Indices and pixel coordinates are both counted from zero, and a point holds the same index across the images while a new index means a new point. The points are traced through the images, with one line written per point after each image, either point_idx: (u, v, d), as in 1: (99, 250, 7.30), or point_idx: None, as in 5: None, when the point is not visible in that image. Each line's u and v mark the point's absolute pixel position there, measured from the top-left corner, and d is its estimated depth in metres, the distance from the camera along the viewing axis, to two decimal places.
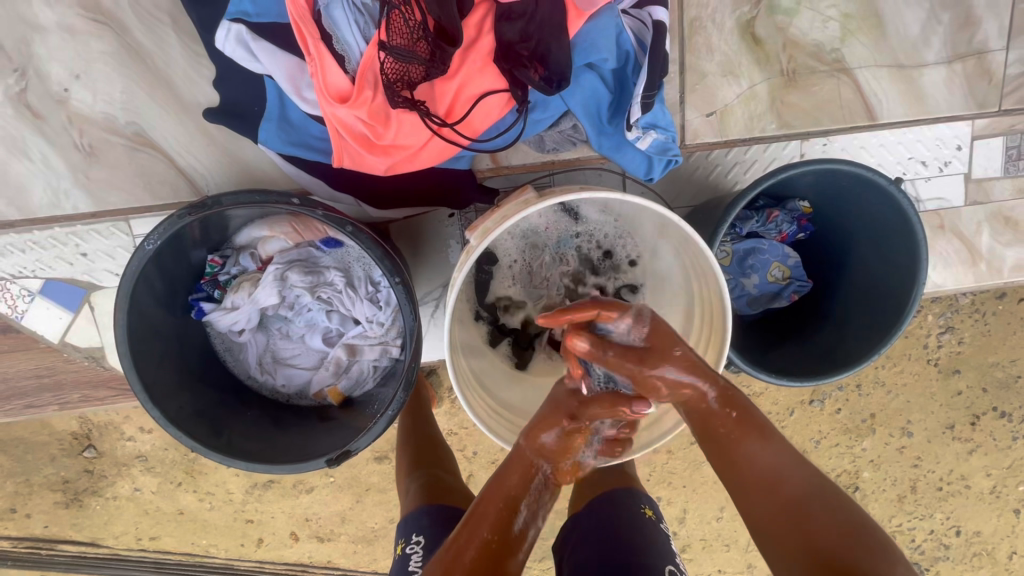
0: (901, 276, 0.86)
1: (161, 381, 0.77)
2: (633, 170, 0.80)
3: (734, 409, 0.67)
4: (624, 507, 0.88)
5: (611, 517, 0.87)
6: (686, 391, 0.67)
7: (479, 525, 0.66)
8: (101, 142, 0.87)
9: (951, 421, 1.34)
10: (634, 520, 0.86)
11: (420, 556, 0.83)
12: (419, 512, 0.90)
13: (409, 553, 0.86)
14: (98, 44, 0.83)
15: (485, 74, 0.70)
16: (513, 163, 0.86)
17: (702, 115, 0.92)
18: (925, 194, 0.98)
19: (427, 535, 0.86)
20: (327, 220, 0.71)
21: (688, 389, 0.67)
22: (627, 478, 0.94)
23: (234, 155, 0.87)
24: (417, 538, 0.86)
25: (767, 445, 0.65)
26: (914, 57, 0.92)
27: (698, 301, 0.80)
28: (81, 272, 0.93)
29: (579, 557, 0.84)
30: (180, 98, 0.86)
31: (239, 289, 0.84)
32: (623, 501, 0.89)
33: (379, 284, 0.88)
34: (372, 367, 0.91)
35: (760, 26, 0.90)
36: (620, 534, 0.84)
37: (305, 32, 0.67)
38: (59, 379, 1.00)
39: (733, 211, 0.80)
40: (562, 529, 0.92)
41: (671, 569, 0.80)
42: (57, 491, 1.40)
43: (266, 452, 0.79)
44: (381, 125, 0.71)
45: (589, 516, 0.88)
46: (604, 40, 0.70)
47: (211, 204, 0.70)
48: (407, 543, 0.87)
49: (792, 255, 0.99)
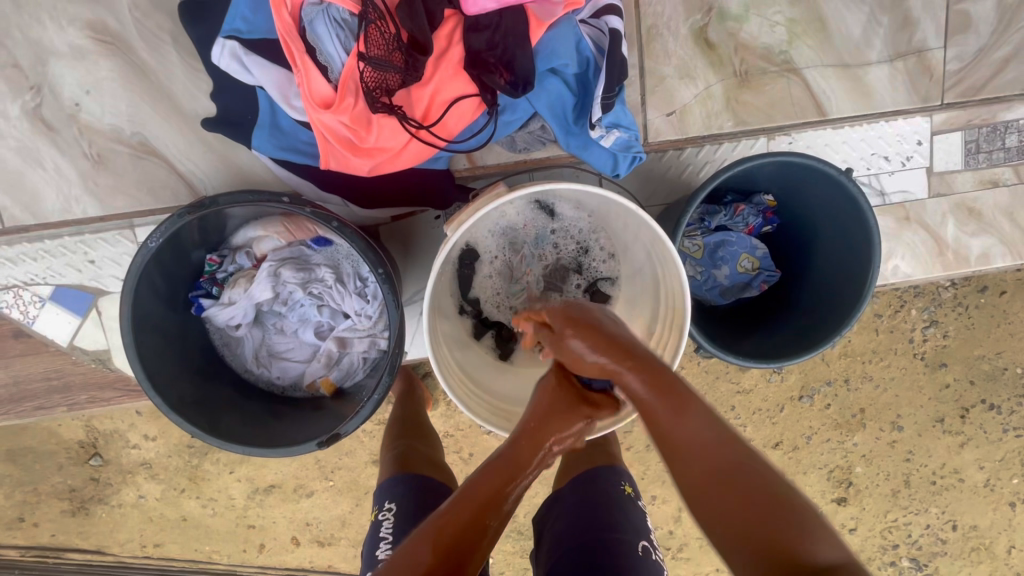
0: (858, 262, 0.91)
1: (163, 371, 0.82)
2: (600, 167, 0.86)
3: (662, 384, 0.61)
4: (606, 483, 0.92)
5: (594, 493, 0.90)
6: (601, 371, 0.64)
7: (469, 503, 0.64)
8: (109, 152, 0.94)
9: (941, 414, 1.37)
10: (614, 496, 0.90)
11: (390, 523, 0.89)
12: (392, 480, 0.95)
13: (381, 519, 0.91)
14: (106, 63, 0.91)
15: (457, 80, 0.77)
16: (487, 162, 0.93)
17: (663, 115, 0.98)
18: (889, 187, 1.04)
19: (399, 503, 0.91)
20: (315, 217, 0.77)
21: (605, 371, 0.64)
22: (610, 457, 0.98)
23: (231, 163, 0.94)
24: (389, 506, 0.92)
25: (692, 414, 0.59)
26: (858, 57, 0.99)
27: (662, 288, 0.85)
28: (89, 277, 0.99)
29: (558, 527, 0.88)
30: (180, 110, 0.93)
31: (235, 285, 0.90)
32: (605, 477, 0.93)
33: (366, 279, 0.94)
34: (362, 359, 0.96)
35: (711, 32, 0.97)
36: (598, 511, 0.87)
37: (292, 47, 0.74)
38: (67, 382, 1.06)
39: (694, 203, 0.86)
40: (546, 500, 0.96)
41: (644, 544, 0.84)
42: (63, 499, 1.45)
43: (262, 438, 0.84)
44: (364, 129, 0.77)
45: (571, 491, 0.92)
46: (564, 47, 0.77)
47: (209, 204, 0.76)
48: (380, 510, 0.93)
49: (760, 246, 1.04)
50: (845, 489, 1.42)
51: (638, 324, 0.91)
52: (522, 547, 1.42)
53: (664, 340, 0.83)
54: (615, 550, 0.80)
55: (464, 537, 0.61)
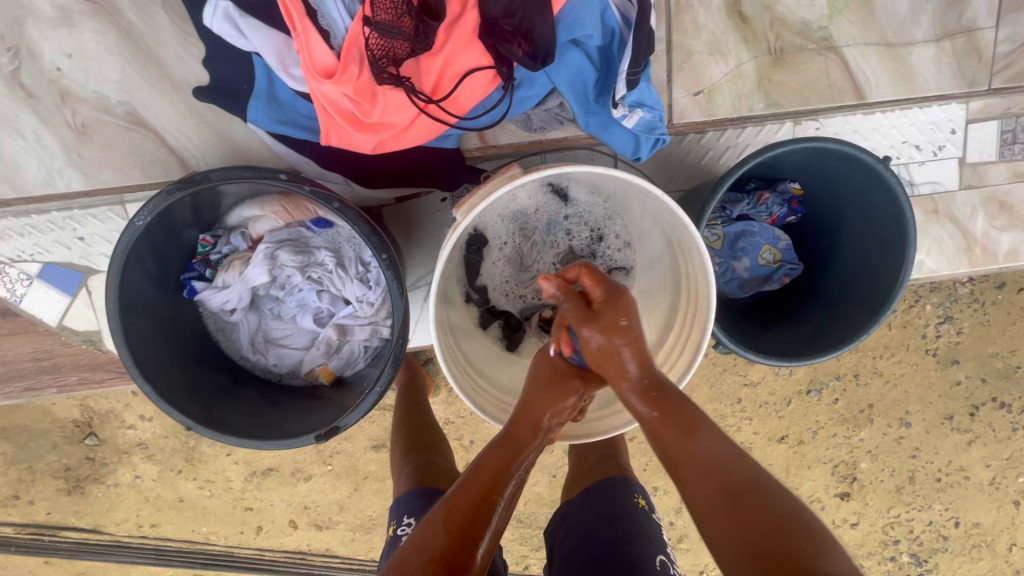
0: (892, 255, 0.85)
1: (153, 358, 0.78)
2: (621, 150, 0.81)
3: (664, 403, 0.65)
4: (622, 495, 0.90)
5: (607, 505, 0.88)
6: (612, 359, 0.67)
7: (473, 486, 0.65)
8: (95, 123, 0.88)
9: (950, 412, 1.33)
10: (630, 510, 0.88)
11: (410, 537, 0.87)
12: (410, 495, 0.93)
13: (400, 534, 0.89)
14: (91, 24, 0.84)
15: (471, 50, 0.70)
16: (500, 142, 0.87)
17: (689, 94, 0.92)
18: (919, 178, 0.98)
19: (419, 516, 0.89)
20: (314, 196, 0.71)
21: (613, 360, 0.67)
22: (624, 468, 0.96)
23: (225, 136, 0.88)
24: (408, 520, 0.89)
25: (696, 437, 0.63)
26: (903, 36, 0.92)
27: (684, 280, 0.79)
28: (78, 256, 0.94)
29: (570, 541, 0.87)
30: (171, 78, 0.86)
31: (230, 268, 0.85)
32: (621, 488, 0.91)
33: (369, 264, 0.89)
34: (363, 347, 0.92)
35: (746, 4, 0.90)
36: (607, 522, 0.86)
37: (292, 9, 0.68)
38: (57, 363, 1.01)
39: (720, 190, 0.80)
40: (558, 512, 0.95)
41: (662, 558, 0.82)
42: (59, 478, 1.42)
43: (258, 429, 0.80)
44: (368, 102, 0.71)
45: (582, 503, 0.91)
46: (588, 14, 0.70)
47: (200, 179, 0.70)
48: (399, 525, 0.90)
49: (783, 238, 0.99)
50: (849, 484, 1.39)
51: (656, 316, 0.86)
52: (520, 535, 1.40)
53: (686, 333, 0.77)
54: (633, 564, 0.79)
55: (474, 519, 0.62)
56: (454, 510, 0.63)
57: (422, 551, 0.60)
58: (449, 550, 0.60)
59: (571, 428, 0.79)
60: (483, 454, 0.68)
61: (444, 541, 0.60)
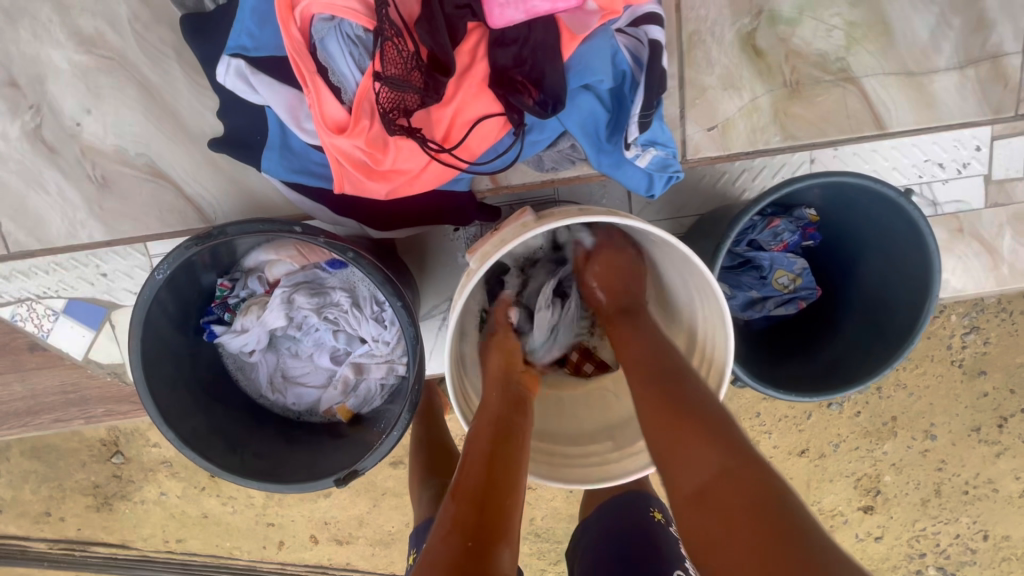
0: (914, 289, 0.84)
1: (176, 405, 0.79)
2: (634, 187, 0.80)
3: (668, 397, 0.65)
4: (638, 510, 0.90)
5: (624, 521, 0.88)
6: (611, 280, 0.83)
7: (474, 465, 0.64)
8: (115, 173, 0.89)
9: (977, 424, 1.30)
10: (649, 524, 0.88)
11: None
12: (426, 522, 0.92)
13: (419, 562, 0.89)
14: (108, 80, 0.86)
15: (480, 99, 0.70)
16: (512, 182, 0.88)
17: (703, 129, 0.90)
18: (942, 197, 0.96)
19: None
20: (330, 247, 0.72)
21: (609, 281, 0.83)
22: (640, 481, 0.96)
23: (241, 183, 0.90)
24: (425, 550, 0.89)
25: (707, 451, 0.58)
26: (925, 64, 0.90)
27: (700, 319, 0.78)
28: (101, 291, 0.96)
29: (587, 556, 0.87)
30: (187, 129, 0.88)
31: (248, 312, 0.86)
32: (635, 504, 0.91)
33: (383, 304, 0.89)
34: (380, 385, 0.92)
35: (760, 38, 0.88)
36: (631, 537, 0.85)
37: (302, 66, 0.67)
38: (84, 395, 1.04)
39: (737, 226, 0.78)
40: (576, 529, 0.95)
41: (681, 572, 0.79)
42: (88, 495, 1.46)
43: (278, 471, 0.81)
44: (380, 152, 0.71)
45: (602, 517, 0.91)
46: (600, 62, 0.69)
47: (217, 234, 0.72)
48: (418, 553, 0.90)
49: (798, 262, 0.95)
50: (872, 497, 1.36)
51: None
52: (537, 549, 1.40)
53: (703, 376, 0.77)
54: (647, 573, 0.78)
55: (486, 485, 0.61)
56: (462, 511, 0.59)
57: (442, 526, 0.58)
58: (477, 520, 0.58)
59: (586, 469, 0.79)
60: (468, 442, 0.68)
61: (467, 510, 0.59)
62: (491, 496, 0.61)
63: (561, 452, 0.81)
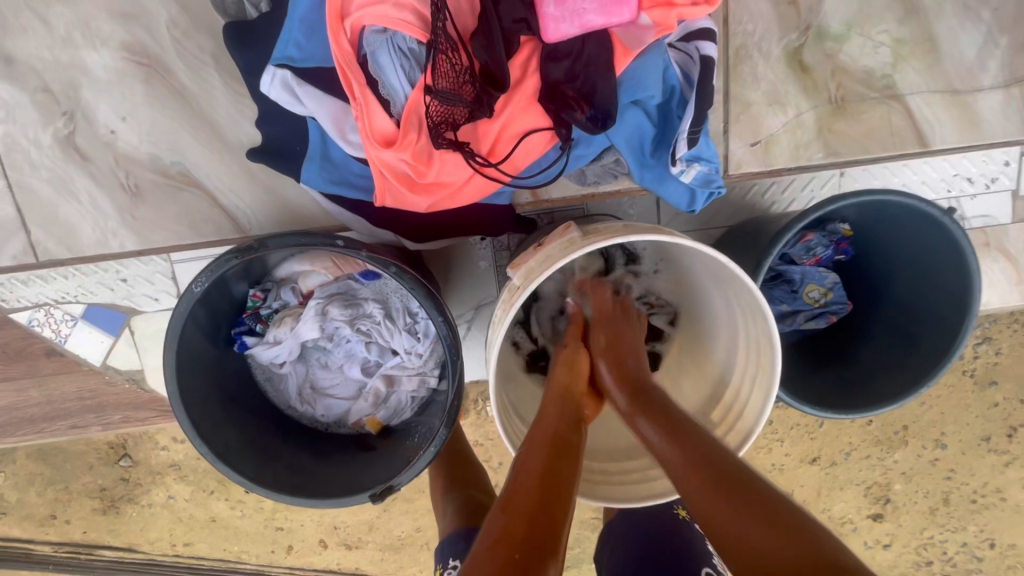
0: (952, 306, 0.84)
1: (207, 418, 0.78)
2: (675, 203, 0.78)
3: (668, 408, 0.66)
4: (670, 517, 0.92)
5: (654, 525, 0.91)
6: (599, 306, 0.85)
7: (527, 478, 0.61)
8: (142, 180, 0.88)
9: (987, 433, 1.30)
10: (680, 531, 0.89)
11: None
12: (454, 537, 0.92)
13: None
14: (141, 86, 0.84)
15: (529, 113, 0.69)
16: (552, 196, 0.87)
17: (746, 144, 0.90)
18: (971, 212, 0.95)
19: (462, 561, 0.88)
20: (372, 261, 0.71)
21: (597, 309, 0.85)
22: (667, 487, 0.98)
23: (274, 193, 0.88)
24: (453, 564, 0.88)
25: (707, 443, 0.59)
26: (970, 82, 0.89)
27: (740, 336, 0.78)
28: (122, 297, 0.94)
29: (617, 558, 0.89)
30: (220, 136, 0.86)
31: (282, 323, 0.85)
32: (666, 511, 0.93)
33: (416, 315, 0.88)
34: (410, 398, 0.91)
35: (807, 54, 0.87)
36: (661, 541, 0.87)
37: (351, 78, 0.66)
38: (101, 402, 1.02)
39: (779, 243, 0.77)
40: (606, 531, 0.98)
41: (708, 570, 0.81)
42: (95, 498, 1.44)
43: (311, 485, 0.80)
44: (425, 165, 0.69)
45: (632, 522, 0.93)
46: (652, 77, 0.69)
47: (257, 247, 0.70)
48: (445, 569, 0.89)
49: (830, 276, 0.94)
50: (881, 505, 1.36)
51: (707, 370, 0.84)
52: None
53: (744, 395, 0.76)
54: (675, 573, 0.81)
55: (537, 501, 0.58)
56: (509, 523, 0.56)
57: (488, 536, 0.55)
58: (528, 533, 0.55)
59: (626, 486, 0.77)
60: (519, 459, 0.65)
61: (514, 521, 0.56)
62: (543, 507, 0.58)
63: (598, 469, 0.80)
